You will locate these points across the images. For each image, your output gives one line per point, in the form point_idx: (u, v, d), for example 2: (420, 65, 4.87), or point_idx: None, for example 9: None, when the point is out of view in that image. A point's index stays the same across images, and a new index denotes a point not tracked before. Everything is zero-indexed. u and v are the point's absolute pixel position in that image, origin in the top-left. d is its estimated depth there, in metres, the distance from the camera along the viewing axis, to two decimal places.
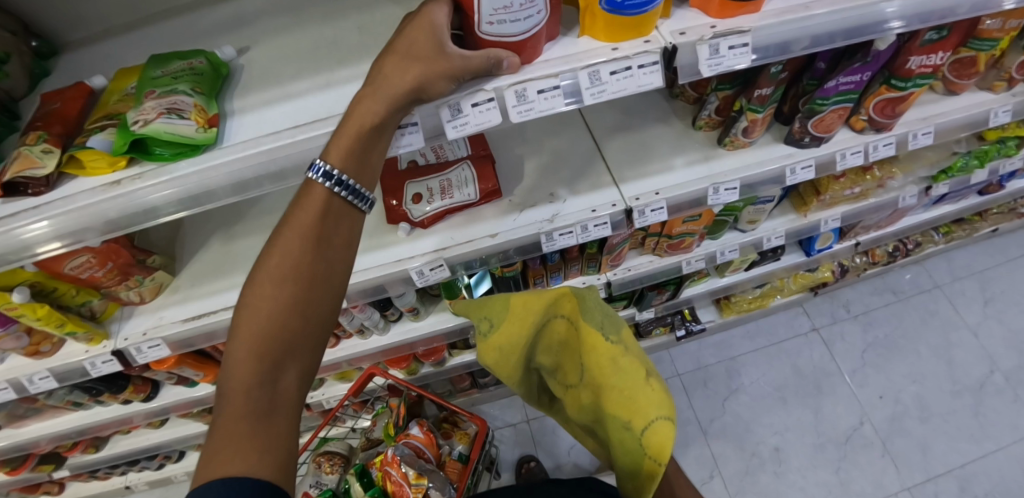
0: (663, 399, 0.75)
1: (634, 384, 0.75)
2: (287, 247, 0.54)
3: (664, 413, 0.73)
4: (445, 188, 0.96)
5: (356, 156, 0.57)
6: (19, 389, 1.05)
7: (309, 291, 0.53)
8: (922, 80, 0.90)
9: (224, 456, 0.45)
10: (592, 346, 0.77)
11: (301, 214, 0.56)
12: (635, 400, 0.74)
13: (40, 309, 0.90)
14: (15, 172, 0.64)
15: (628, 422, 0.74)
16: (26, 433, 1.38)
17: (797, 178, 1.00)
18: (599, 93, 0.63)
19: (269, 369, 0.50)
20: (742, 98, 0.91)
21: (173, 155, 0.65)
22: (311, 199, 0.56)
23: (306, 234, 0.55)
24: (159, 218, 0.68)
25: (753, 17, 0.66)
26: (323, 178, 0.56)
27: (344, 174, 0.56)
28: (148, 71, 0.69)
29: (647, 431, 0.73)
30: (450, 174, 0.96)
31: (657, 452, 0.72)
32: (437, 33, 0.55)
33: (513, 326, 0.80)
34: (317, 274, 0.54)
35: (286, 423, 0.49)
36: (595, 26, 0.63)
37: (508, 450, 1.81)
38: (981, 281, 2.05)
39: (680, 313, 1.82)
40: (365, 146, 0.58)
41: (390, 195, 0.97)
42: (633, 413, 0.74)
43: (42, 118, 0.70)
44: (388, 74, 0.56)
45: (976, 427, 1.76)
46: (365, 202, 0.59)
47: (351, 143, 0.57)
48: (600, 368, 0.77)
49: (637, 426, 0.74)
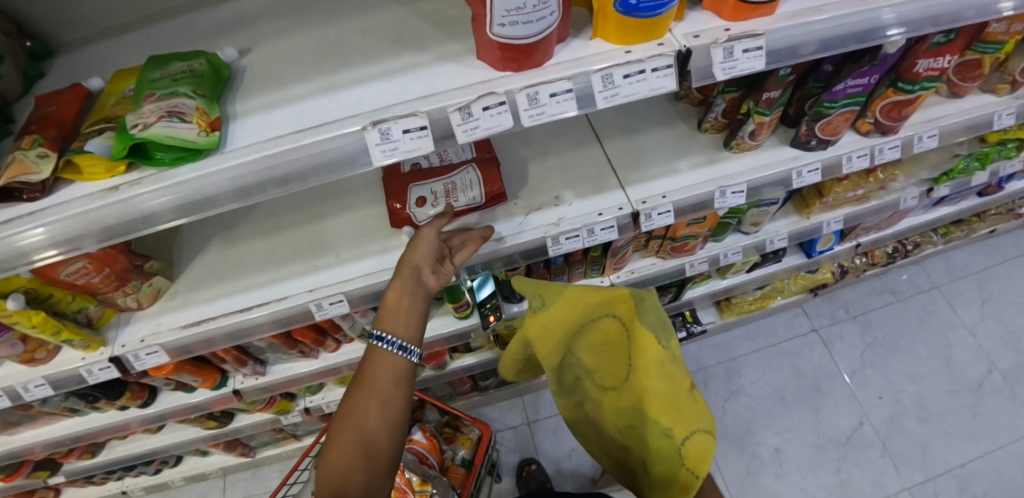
0: (701, 413, 0.78)
1: (678, 395, 0.77)
2: (371, 380, 0.70)
3: (705, 426, 0.76)
4: (450, 192, 0.94)
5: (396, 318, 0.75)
6: (13, 397, 1.03)
7: (367, 419, 0.67)
8: (930, 83, 0.89)
9: None
10: (644, 348, 0.77)
11: (380, 357, 0.72)
12: (680, 409, 0.76)
13: (35, 316, 0.87)
14: (9, 177, 0.62)
15: (671, 429, 0.75)
16: (20, 440, 1.36)
17: (803, 181, 1.00)
18: (612, 96, 0.62)
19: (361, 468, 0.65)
20: (749, 100, 0.90)
21: (174, 160, 0.63)
22: (371, 357, 0.72)
23: (367, 380, 0.71)
24: (156, 226, 0.66)
25: (767, 20, 0.65)
26: (376, 341, 0.72)
27: (391, 335, 0.73)
28: (146, 73, 0.67)
29: (689, 441, 0.75)
30: (455, 178, 0.95)
31: (696, 463, 0.75)
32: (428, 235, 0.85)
33: (563, 311, 0.80)
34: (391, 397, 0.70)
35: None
36: (608, 28, 0.62)
37: (509, 453, 1.80)
38: (978, 281, 2.05)
39: (681, 314, 1.81)
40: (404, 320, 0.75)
41: (393, 198, 0.96)
42: (676, 421, 0.76)
43: (37, 122, 0.68)
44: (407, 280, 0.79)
45: (974, 426, 1.77)
46: (410, 352, 0.73)
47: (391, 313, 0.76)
48: (647, 372, 0.77)
49: (679, 435, 0.75)
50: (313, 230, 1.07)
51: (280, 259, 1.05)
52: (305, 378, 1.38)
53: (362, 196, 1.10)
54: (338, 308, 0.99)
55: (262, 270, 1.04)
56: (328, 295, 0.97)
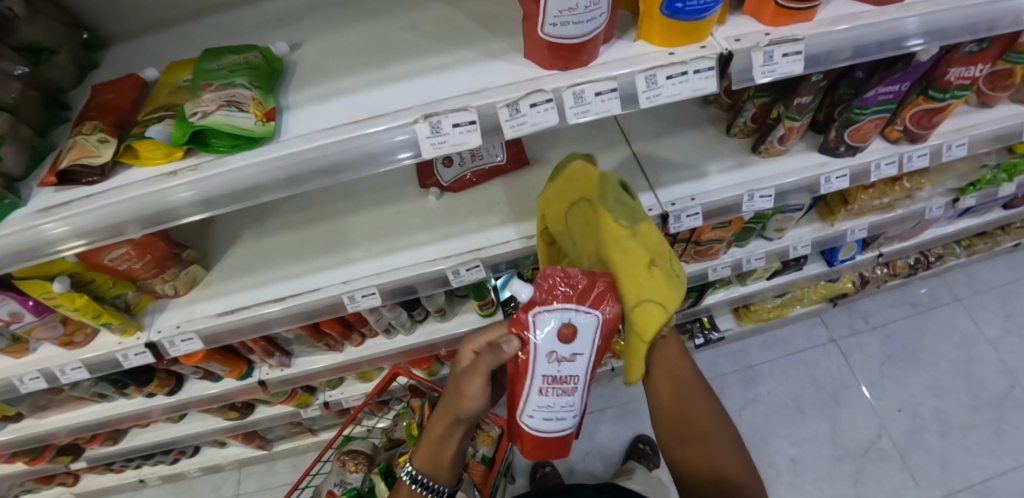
0: (659, 288, 0.72)
1: (632, 267, 0.72)
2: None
3: (659, 299, 0.71)
4: (560, 387, 0.66)
5: (429, 460, 0.77)
6: (50, 380, 1.06)
7: None
8: (959, 92, 0.89)
9: None
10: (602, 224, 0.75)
11: (420, 459, 0.78)
12: (629, 279, 0.71)
13: (78, 299, 0.91)
14: (72, 159, 0.66)
15: (621, 294, 0.72)
16: (47, 424, 1.40)
17: (832, 187, 1.00)
18: (654, 97, 0.63)
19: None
20: (780, 105, 0.91)
21: (230, 147, 0.66)
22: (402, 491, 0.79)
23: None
24: (182, 219, 0.68)
25: (807, 25, 0.67)
26: (409, 478, 0.78)
27: (422, 477, 0.77)
28: (203, 64, 0.70)
29: (637, 308, 0.70)
30: (572, 396, 0.67)
31: (642, 328, 0.70)
32: (497, 357, 0.67)
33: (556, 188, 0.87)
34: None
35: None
36: (652, 30, 0.64)
37: (523, 454, 1.81)
38: (1002, 296, 2.03)
39: (699, 320, 1.82)
40: (435, 456, 0.77)
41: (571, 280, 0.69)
42: (627, 288, 0.72)
43: (96, 108, 0.72)
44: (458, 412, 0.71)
45: (996, 443, 1.74)
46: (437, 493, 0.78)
47: (425, 453, 0.77)
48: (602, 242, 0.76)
49: (629, 302, 0.71)
50: (345, 226, 1.10)
51: (312, 251, 1.07)
52: (326, 372, 1.40)
53: (393, 193, 1.13)
54: (369, 302, 1.00)
55: (295, 262, 1.06)
56: (360, 287, 0.99)
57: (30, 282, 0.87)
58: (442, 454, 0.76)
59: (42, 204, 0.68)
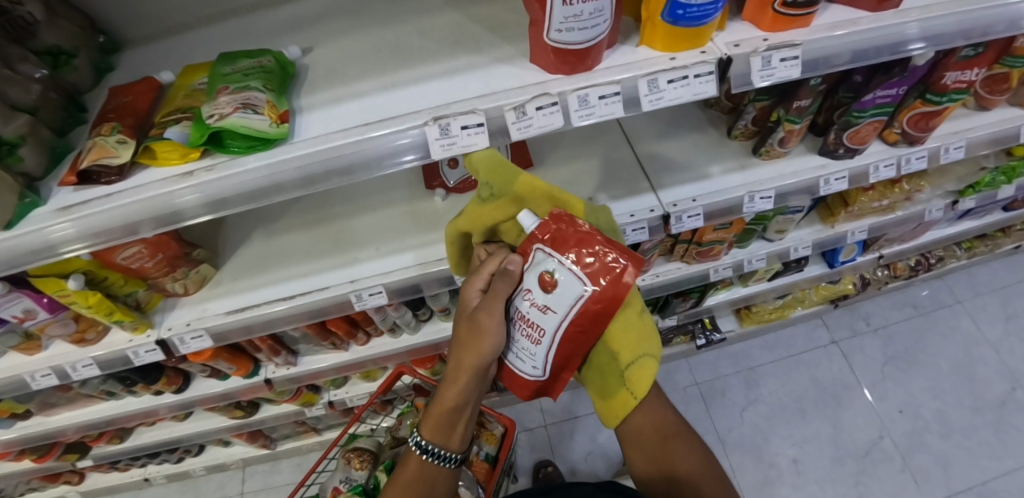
0: (650, 336, 0.73)
1: (624, 319, 0.70)
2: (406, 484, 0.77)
3: (653, 352, 0.72)
4: (530, 332, 0.67)
5: (440, 429, 0.75)
6: (61, 376, 1.08)
7: None
8: (957, 95, 0.91)
9: None
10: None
11: (427, 425, 0.76)
12: (625, 335, 0.70)
13: (92, 297, 0.93)
14: (92, 159, 0.68)
15: (616, 353, 0.71)
16: (56, 421, 1.42)
17: (830, 189, 1.02)
18: (656, 100, 0.65)
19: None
20: (780, 108, 0.93)
21: (246, 148, 0.68)
22: (409, 464, 0.77)
23: (404, 485, 0.77)
24: (186, 221, 0.70)
25: (805, 31, 0.69)
26: (419, 449, 0.76)
27: (432, 445, 0.75)
28: (219, 68, 0.73)
29: (633, 366, 0.70)
30: (537, 347, 0.68)
31: (637, 385, 0.71)
32: (507, 290, 0.68)
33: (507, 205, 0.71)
34: (435, 477, 0.77)
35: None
36: (654, 36, 0.66)
37: (525, 454, 1.83)
38: (1003, 298, 2.04)
39: (701, 321, 1.83)
40: (444, 423, 0.75)
41: (581, 237, 0.64)
42: (622, 345, 0.70)
43: (114, 110, 0.74)
44: (465, 359, 0.70)
45: (997, 444, 1.75)
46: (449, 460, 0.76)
47: (434, 421, 0.75)
48: None
49: (625, 359, 0.70)
50: (352, 226, 1.12)
51: (320, 250, 1.09)
52: (331, 371, 1.42)
53: (400, 193, 1.15)
54: (375, 300, 1.03)
55: (304, 261, 1.08)
56: (367, 286, 1.01)
57: (46, 280, 0.90)
58: (452, 417, 0.75)
59: (62, 202, 0.70)
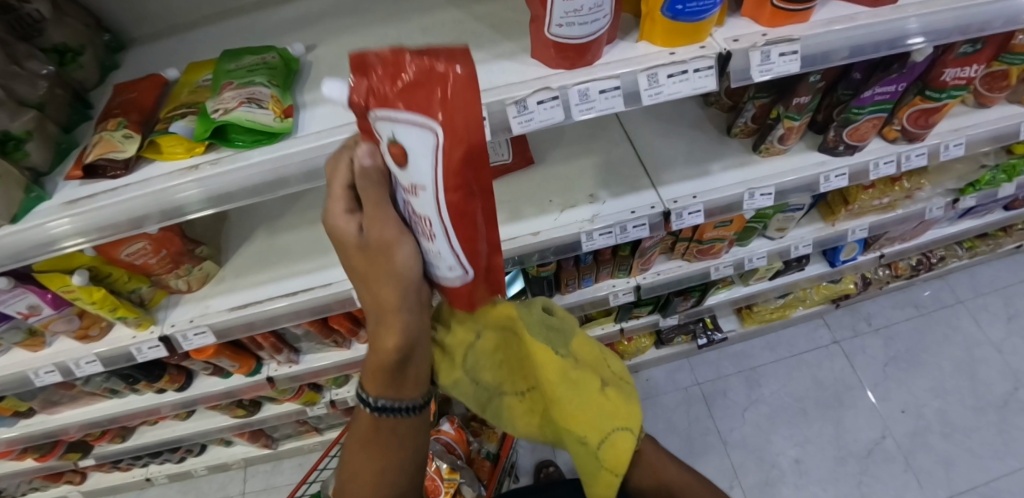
0: (619, 408, 0.69)
1: (585, 400, 0.66)
2: (368, 441, 0.61)
3: (623, 425, 0.68)
4: (422, 226, 0.46)
5: (388, 384, 0.58)
6: (64, 373, 1.09)
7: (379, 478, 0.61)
8: (956, 92, 0.92)
9: None
10: (539, 358, 0.65)
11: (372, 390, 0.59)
12: (589, 417, 0.66)
13: (96, 293, 0.93)
14: (98, 154, 0.69)
15: (584, 436, 0.67)
16: (59, 419, 1.43)
17: (831, 186, 1.02)
18: (656, 94, 0.66)
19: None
20: (779, 105, 0.93)
21: (251, 142, 0.69)
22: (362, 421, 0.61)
23: (366, 444, 0.61)
24: (187, 216, 0.71)
25: (803, 26, 0.69)
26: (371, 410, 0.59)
27: (382, 400, 0.59)
28: (223, 64, 0.74)
29: (605, 444, 0.67)
30: (434, 240, 0.46)
31: (615, 462, 0.67)
32: (386, 189, 0.51)
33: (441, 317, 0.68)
34: (400, 439, 0.61)
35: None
36: (653, 31, 0.66)
37: (527, 454, 1.83)
38: (1004, 298, 2.04)
39: (702, 321, 1.84)
40: (390, 380, 0.57)
41: (406, 74, 0.39)
42: (589, 428, 0.66)
43: (120, 106, 0.75)
44: (382, 291, 0.52)
45: (1000, 444, 1.75)
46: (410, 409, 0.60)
47: (377, 377, 0.57)
48: (549, 383, 0.66)
49: (594, 441, 0.67)
50: None
51: (323, 247, 1.11)
52: (332, 369, 1.42)
53: None
54: None
55: (307, 258, 1.09)
56: None
57: (50, 275, 0.91)
58: (400, 372, 0.57)
59: (68, 197, 0.71)
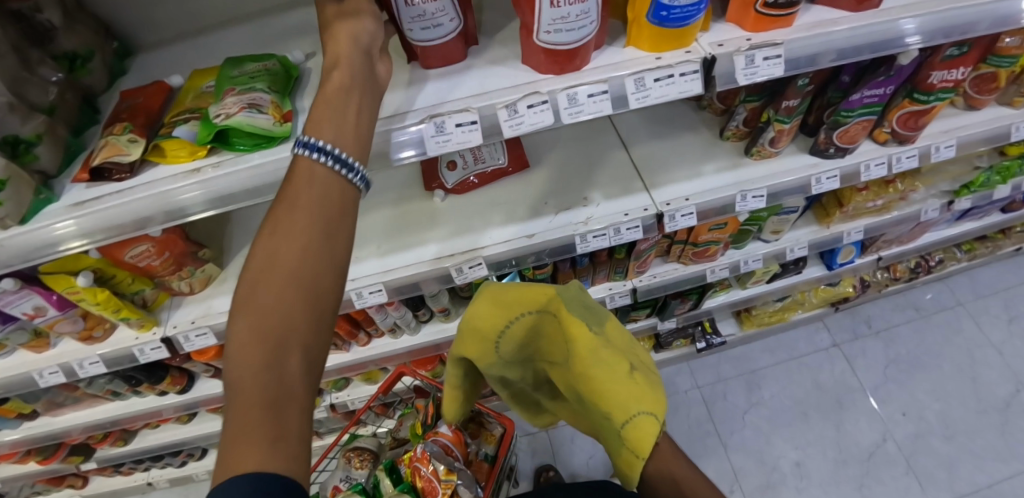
0: (645, 394, 0.74)
1: (613, 382, 0.73)
2: (294, 200, 0.50)
3: (647, 409, 0.72)
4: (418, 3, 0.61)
5: (344, 131, 0.55)
6: (69, 374, 1.10)
7: (306, 261, 0.47)
8: (944, 94, 0.93)
9: (243, 451, 0.38)
10: (574, 336, 0.74)
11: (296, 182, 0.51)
12: (614, 396, 0.73)
13: (100, 294, 0.95)
14: (104, 157, 0.71)
15: (610, 413, 0.74)
16: (64, 421, 1.44)
17: (822, 187, 1.03)
18: (643, 98, 0.68)
19: (274, 348, 0.43)
20: (770, 108, 0.95)
21: (251, 146, 0.71)
22: (297, 176, 0.51)
23: (295, 208, 0.49)
24: (188, 218, 0.72)
25: (786, 30, 0.71)
26: (312, 152, 0.51)
27: (327, 144, 0.53)
28: (226, 71, 0.76)
29: (628, 425, 0.73)
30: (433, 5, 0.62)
31: (638, 444, 0.73)
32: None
33: (489, 308, 0.81)
34: (338, 214, 0.51)
35: (300, 414, 0.42)
36: (640, 36, 0.68)
37: (527, 458, 1.83)
38: (1004, 300, 2.04)
39: (701, 325, 1.84)
40: (342, 100, 0.58)
41: None
42: (614, 406, 0.73)
43: (127, 111, 0.77)
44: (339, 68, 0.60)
45: (1002, 447, 1.74)
46: (354, 174, 0.53)
47: (325, 120, 0.55)
48: (582, 360, 0.74)
49: (619, 420, 0.73)
50: None
51: None
52: (332, 372, 1.43)
53: (397, 195, 1.12)
54: (374, 299, 1.01)
55: None
56: (368, 284, 0.99)
57: (56, 277, 0.92)
58: (348, 98, 0.59)
59: (75, 199, 0.73)
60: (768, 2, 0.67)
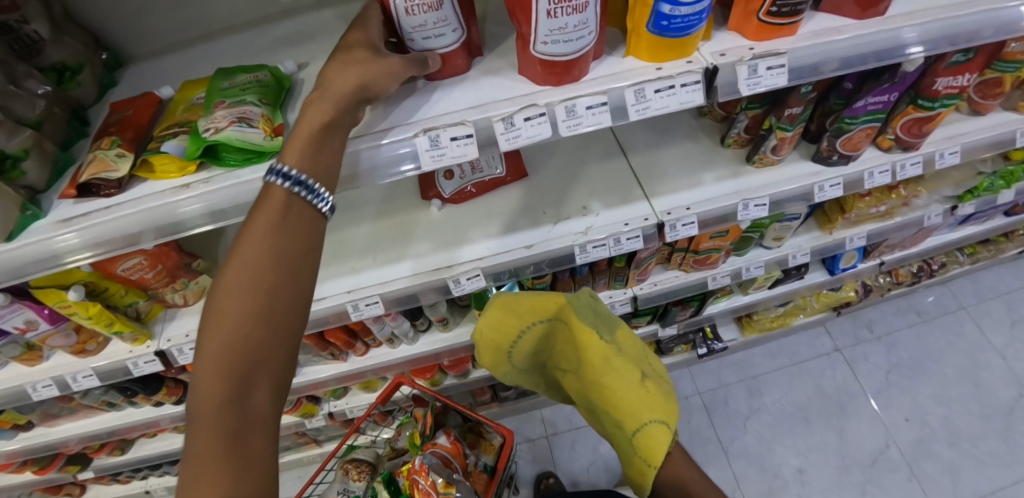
0: (657, 402, 0.73)
1: (624, 390, 0.72)
2: (263, 229, 0.51)
3: (658, 418, 0.71)
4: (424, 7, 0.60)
5: (310, 154, 0.57)
6: (62, 387, 1.08)
7: (274, 294, 0.48)
8: (948, 101, 0.91)
9: (205, 484, 0.41)
10: (585, 344, 0.73)
11: (266, 208, 0.52)
12: (626, 404, 0.72)
13: (92, 308, 0.94)
14: (91, 173, 0.69)
15: (621, 421, 0.73)
16: (59, 432, 1.43)
17: (825, 195, 1.02)
18: (643, 109, 0.67)
19: (240, 379, 0.45)
20: (772, 116, 0.93)
21: (242, 161, 0.70)
22: (269, 203, 0.53)
23: (267, 237, 0.51)
24: (179, 234, 0.71)
25: (790, 39, 0.69)
26: (281, 180, 0.53)
27: (299, 172, 0.54)
28: (216, 83, 0.74)
29: (639, 434, 0.71)
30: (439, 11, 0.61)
31: (648, 453, 0.71)
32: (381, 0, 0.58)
33: (500, 315, 0.79)
34: (306, 244, 0.53)
35: (264, 441, 0.45)
36: (640, 46, 0.67)
37: (527, 465, 1.81)
38: (1008, 304, 2.02)
39: (702, 331, 1.83)
40: (322, 141, 0.58)
41: None
42: (625, 414, 0.72)
43: (116, 124, 0.76)
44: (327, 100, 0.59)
45: (1007, 452, 1.72)
46: (322, 202, 0.55)
47: (303, 145, 0.57)
48: (594, 367, 0.73)
49: (630, 428, 0.72)
50: None
51: None
52: (331, 382, 1.41)
53: (394, 204, 1.10)
54: (371, 311, 0.99)
55: None
56: (365, 296, 0.97)
57: (47, 291, 0.91)
58: (331, 137, 0.59)
59: (62, 215, 0.71)
60: (771, 10, 0.65)
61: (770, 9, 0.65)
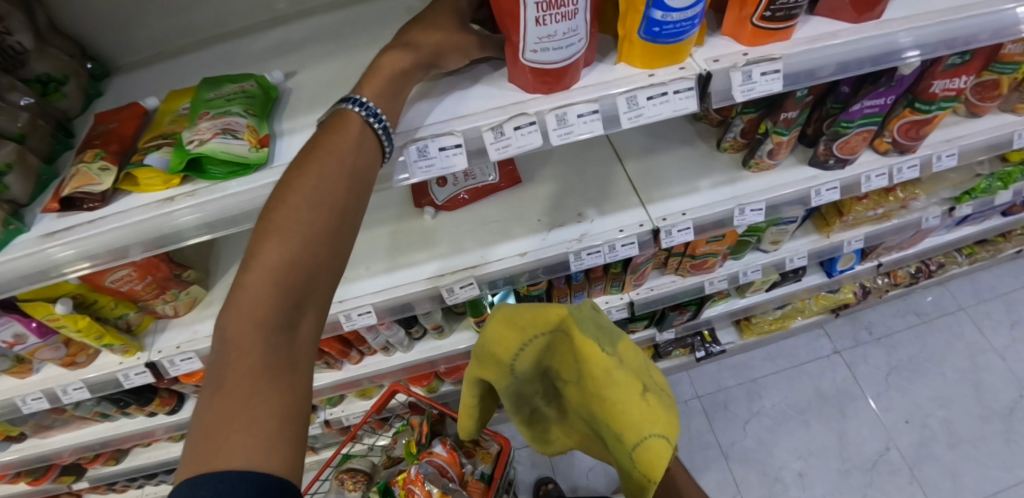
0: (658, 415, 0.71)
1: (624, 403, 0.70)
2: (334, 153, 0.52)
3: (659, 432, 0.69)
4: None
5: (388, 96, 0.59)
6: (52, 400, 1.07)
7: (341, 223, 0.49)
8: (946, 103, 0.90)
9: (240, 428, 0.38)
10: (586, 356, 0.71)
11: (333, 142, 0.53)
12: (626, 417, 0.70)
13: (81, 320, 0.92)
14: (74, 187, 0.68)
15: (622, 434, 0.71)
16: (51, 444, 1.40)
17: (822, 199, 1.01)
18: (636, 117, 0.66)
19: (290, 312, 0.44)
20: (767, 121, 0.93)
21: (227, 174, 0.69)
22: (344, 129, 0.54)
23: (339, 163, 0.52)
24: (168, 248, 0.70)
25: (785, 44, 0.68)
26: (362, 109, 0.56)
27: (377, 106, 0.57)
28: (202, 93, 0.73)
29: (639, 447, 0.70)
30: None
31: (648, 467, 0.69)
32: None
33: (501, 328, 0.77)
34: (366, 180, 0.54)
35: (304, 378, 0.44)
36: (632, 53, 0.66)
37: (525, 471, 1.80)
38: (1006, 304, 2.02)
39: (700, 334, 1.81)
40: (396, 88, 0.60)
41: None
42: (626, 426, 0.70)
43: (100, 137, 0.74)
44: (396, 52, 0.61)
45: (1008, 454, 1.71)
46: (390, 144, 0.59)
47: (381, 86, 0.59)
48: (595, 379, 0.71)
49: (630, 441, 0.70)
50: None
51: None
52: (327, 390, 1.39)
53: (388, 212, 1.09)
54: (362, 322, 0.98)
55: None
56: (358, 305, 0.96)
57: (34, 304, 0.89)
58: (403, 83, 0.62)
59: (46, 229, 0.70)
60: (765, 15, 0.64)
61: (764, 14, 0.64)
